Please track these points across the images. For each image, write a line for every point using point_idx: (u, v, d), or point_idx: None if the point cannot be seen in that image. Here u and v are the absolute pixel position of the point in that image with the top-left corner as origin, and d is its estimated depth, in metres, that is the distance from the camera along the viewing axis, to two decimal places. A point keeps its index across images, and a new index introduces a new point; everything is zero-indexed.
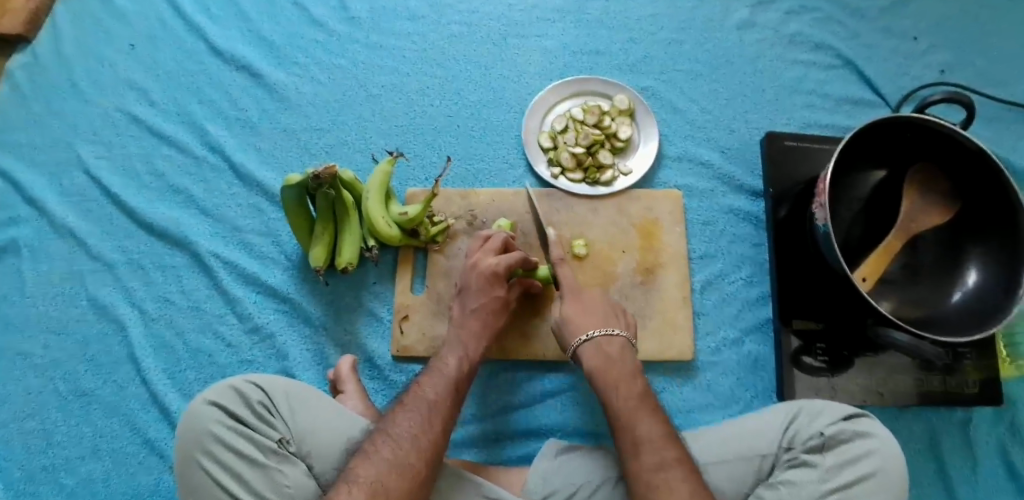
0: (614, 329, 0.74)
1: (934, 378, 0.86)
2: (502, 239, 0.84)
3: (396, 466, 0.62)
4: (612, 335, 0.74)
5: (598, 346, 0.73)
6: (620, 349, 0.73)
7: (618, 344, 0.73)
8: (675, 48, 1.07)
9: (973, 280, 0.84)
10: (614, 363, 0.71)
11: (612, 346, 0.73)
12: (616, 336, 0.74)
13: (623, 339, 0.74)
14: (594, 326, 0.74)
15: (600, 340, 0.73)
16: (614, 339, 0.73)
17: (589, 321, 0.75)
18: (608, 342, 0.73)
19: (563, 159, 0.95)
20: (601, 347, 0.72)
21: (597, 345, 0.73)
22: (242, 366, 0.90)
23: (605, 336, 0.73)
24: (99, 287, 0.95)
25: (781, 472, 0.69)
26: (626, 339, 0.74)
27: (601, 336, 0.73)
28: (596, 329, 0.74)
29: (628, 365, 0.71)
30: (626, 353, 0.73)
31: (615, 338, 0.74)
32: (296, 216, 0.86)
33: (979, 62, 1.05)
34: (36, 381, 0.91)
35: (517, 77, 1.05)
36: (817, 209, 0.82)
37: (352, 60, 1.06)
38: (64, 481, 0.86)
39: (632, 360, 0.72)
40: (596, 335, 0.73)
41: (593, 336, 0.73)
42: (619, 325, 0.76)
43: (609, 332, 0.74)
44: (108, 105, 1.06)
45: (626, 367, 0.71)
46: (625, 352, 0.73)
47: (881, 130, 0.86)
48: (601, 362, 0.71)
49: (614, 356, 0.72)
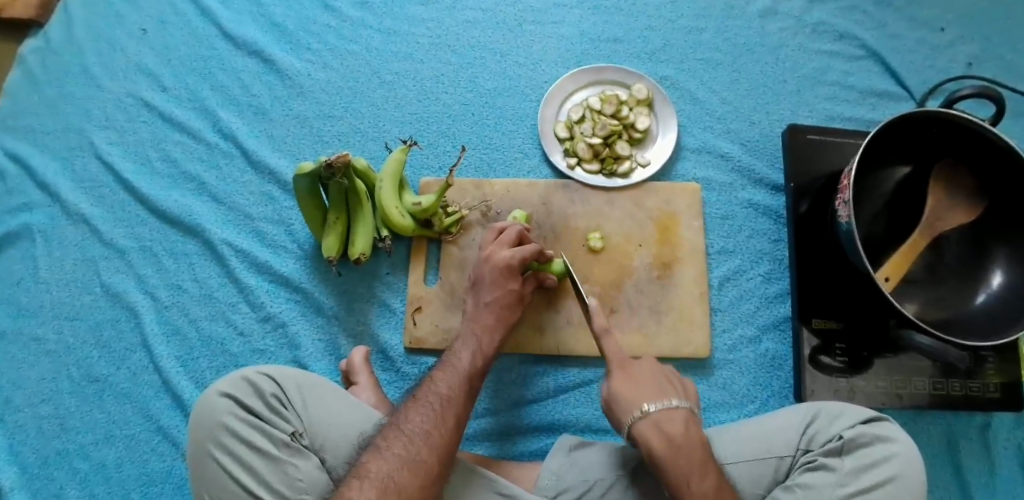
0: (672, 401, 0.66)
1: (956, 381, 0.84)
2: (518, 232, 0.82)
3: (408, 463, 0.61)
4: (671, 409, 0.66)
5: (655, 424, 0.65)
6: (683, 427, 0.65)
7: (681, 418, 0.65)
8: (696, 36, 1.04)
9: (999, 281, 0.82)
10: (680, 451, 0.63)
11: (674, 423, 0.65)
12: (675, 409, 0.66)
13: (685, 410, 0.66)
14: (650, 400, 0.67)
15: (658, 416, 0.65)
16: (676, 414, 0.65)
17: (644, 395, 0.67)
18: (670, 418, 0.65)
19: (580, 150, 0.94)
20: (659, 424, 0.65)
21: (655, 423, 0.65)
22: (255, 355, 0.90)
23: (665, 411, 0.66)
24: (111, 274, 0.95)
25: (797, 475, 0.68)
26: (688, 410, 0.67)
27: (660, 412, 0.65)
28: (654, 404, 0.66)
29: (695, 447, 0.63)
30: (692, 430, 0.65)
31: (675, 412, 0.66)
32: (309, 206, 0.85)
33: (1007, 55, 1.02)
34: (49, 367, 0.91)
35: (534, 64, 1.02)
36: (840, 206, 0.80)
37: (365, 46, 1.04)
38: (78, 467, 0.86)
39: (697, 434, 0.65)
40: (653, 411, 0.66)
41: (649, 411, 0.66)
42: (677, 394, 0.68)
43: (667, 405, 0.66)
44: (120, 90, 1.05)
45: (695, 452, 0.63)
46: (689, 427, 0.65)
47: (905, 125, 0.83)
48: (666, 449, 0.63)
49: (678, 436, 0.64)
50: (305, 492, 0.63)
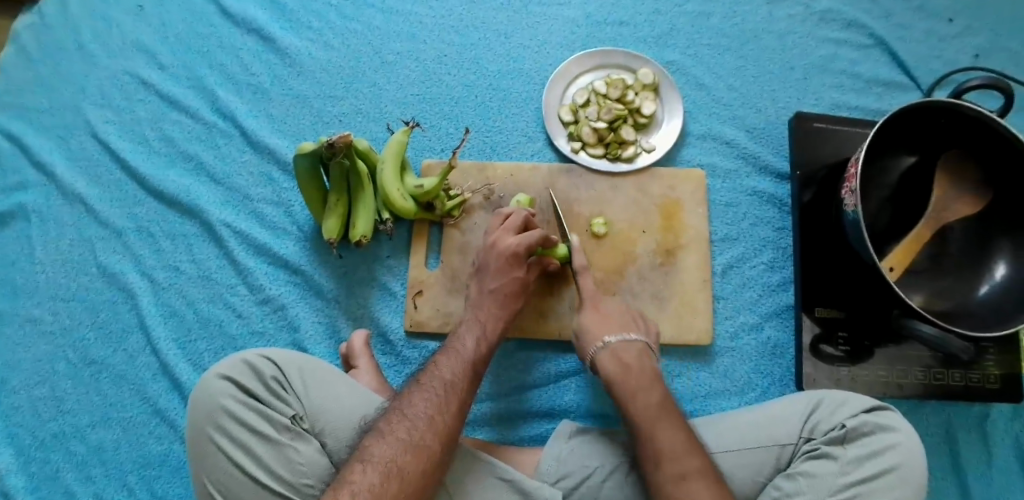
0: (631, 335, 0.75)
1: (956, 372, 0.84)
2: (522, 217, 0.81)
3: (411, 447, 0.60)
4: (628, 341, 0.75)
5: (614, 352, 0.74)
6: (637, 355, 0.73)
7: (635, 349, 0.74)
8: (703, 21, 1.02)
9: (1003, 273, 0.82)
10: (630, 372, 0.71)
11: (629, 352, 0.74)
12: (631, 341, 0.75)
13: (641, 343, 0.75)
14: (611, 333, 0.75)
15: (617, 346, 0.74)
16: (631, 345, 0.74)
17: (607, 329, 0.76)
18: (625, 348, 0.74)
19: (584, 134, 0.92)
20: (617, 354, 0.73)
21: (613, 352, 0.74)
22: (254, 337, 0.89)
23: (622, 342, 0.74)
24: (107, 255, 0.94)
25: (800, 463, 0.68)
26: (644, 344, 0.75)
27: (618, 343, 0.74)
28: (613, 335, 0.75)
29: (645, 370, 0.72)
30: (644, 359, 0.73)
31: (632, 343, 0.75)
32: (309, 187, 0.84)
33: (1016, 47, 1.01)
34: (45, 348, 0.90)
35: (538, 46, 1.01)
36: (848, 195, 0.80)
37: (367, 25, 1.02)
38: (75, 449, 0.86)
39: (649, 363, 0.73)
40: (612, 342, 0.74)
41: (609, 342, 0.74)
42: (636, 330, 0.77)
43: (624, 337, 0.75)
44: (116, 67, 1.03)
45: (645, 374, 0.71)
46: (642, 358, 0.73)
47: (914, 114, 0.82)
48: (618, 369, 0.72)
49: (631, 362, 0.72)
50: (306, 476, 0.63)
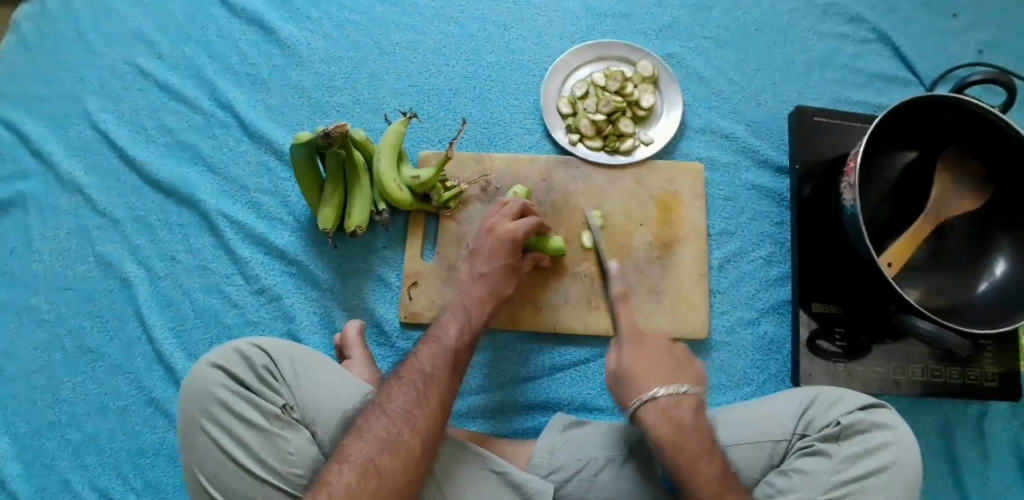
0: (683, 387, 0.66)
1: (954, 369, 0.83)
2: (518, 205, 0.81)
3: (388, 445, 0.60)
4: (682, 396, 0.65)
5: (666, 409, 0.64)
6: (693, 414, 0.65)
7: (690, 405, 0.65)
8: (704, 14, 1.02)
9: (1001, 270, 0.81)
10: (687, 437, 0.63)
11: (683, 410, 0.64)
12: (686, 396, 0.65)
13: (695, 396, 0.66)
14: (661, 384, 0.65)
15: (668, 403, 0.64)
16: (685, 401, 0.65)
17: (655, 379, 0.66)
18: (678, 406, 0.64)
19: (582, 126, 0.92)
20: (668, 412, 0.64)
21: (663, 408, 0.64)
22: (249, 327, 0.89)
23: (674, 398, 0.65)
24: (104, 244, 0.93)
25: (793, 460, 0.68)
26: (697, 396, 0.66)
27: (669, 397, 0.65)
28: (663, 388, 0.65)
29: (700, 433, 0.64)
30: (699, 418, 0.65)
31: (686, 398, 0.65)
32: (305, 177, 0.83)
33: (1020, 43, 1.00)
34: (41, 336, 0.90)
35: (537, 38, 1.00)
36: (846, 189, 0.79)
37: (366, 16, 1.02)
38: (71, 437, 0.86)
39: (703, 423, 0.65)
40: (663, 397, 0.64)
41: (659, 395, 0.65)
42: (687, 379, 0.67)
43: (678, 391, 0.65)
44: (115, 56, 1.03)
45: (701, 438, 0.63)
46: (697, 417, 0.65)
47: (914, 109, 0.81)
48: (673, 433, 0.63)
49: (685, 423, 0.64)
50: (296, 465, 0.63)
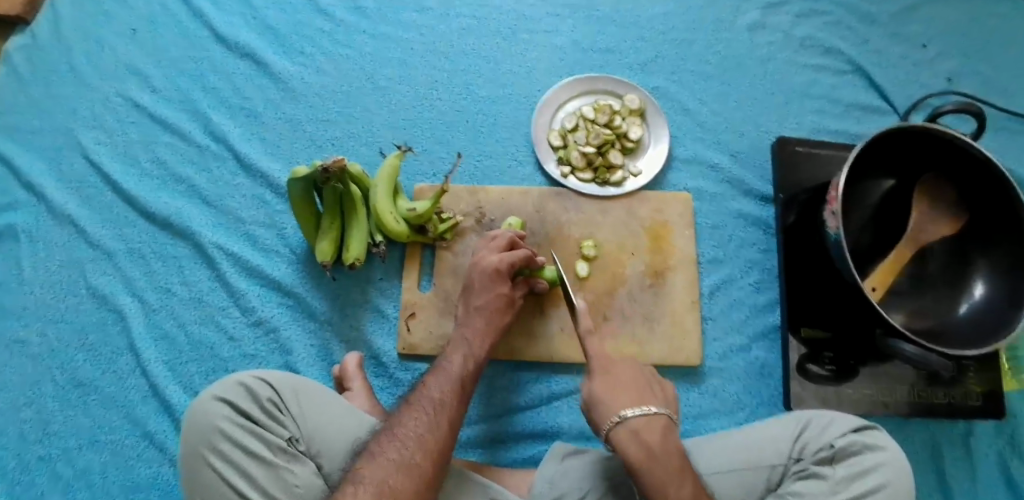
0: (601, 306, 0.76)
1: (938, 389, 0.86)
2: (509, 238, 0.83)
3: (403, 467, 0.61)
4: (599, 311, 0.75)
5: (586, 324, 0.74)
6: (605, 326, 0.74)
7: (604, 319, 0.75)
8: (687, 48, 1.06)
9: (980, 292, 0.84)
10: (658, 461, 0.62)
11: (596, 323, 0.74)
12: (655, 416, 0.66)
13: (664, 417, 0.66)
14: (585, 304, 0.76)
15: (588, 318, 0.74)
16: (599, 314, 0.75)
17: (579, 300, 0.77)
18: (649, 428, 0.64)
19: (573, 158, 0.95)
20: (639, 434, 0.64)
21: (585, 327, 0.74)
22: (245, 360, 0.89)
23: (591, 312, 0.75)
24: (98, 277, 0.94)
25: (790, 484, 0.69)
26: (665, 416, 0.67)
27: (588, 313, 0.75)
28: (584, 305, 0.75)
29: (612, 341, 0.73)
30: (670, 439, 0.65)
31: (655, 419, 0.65)
32: (302, 210, 0.85)
33: (987, 71, 1.05)
34: (31, 371, 0.89)
35: (528, 73, 1.04)
36: (829, 217, 0.82)
37: (359, 51, 1.05)
38: (61, 474, 0.84)
39: (618, 335, 0.74)
40: (583, 313, 0.75)
41: (581, 311, 0.75)
42: None
43: (646, 412, 0.66)
44: (109, 90, 1.04)
45: (613, 346, 0.72)
46: (667, 439, 0.65)
47: (890, 140, 0.85)
48: (644, 458, 0.63)
49: (597, 333, 0.73)
50: (302, 498, 0.63)
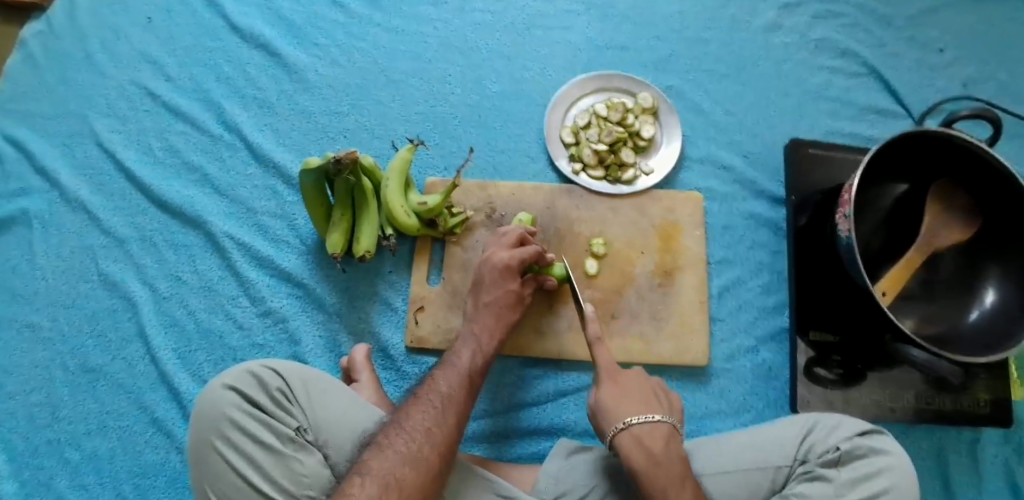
0: (655, 415, 0.67)
1: (947, 397, 0.86)
2: (519, 234, 0.83)
3: (409, 460, 0.61)
4: (653, 424, 0.66)
5: (638, 439, 0.65)
6: (665, 442, 0.65)
7: (663, 434, 0.66)
8: (702, 48, 1.05)
9: (992, 299, 0.83)
10: (659, 465, 0.63)
11: (656, 440, 0.65)
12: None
13: (667, 426, 0.67)
14: (634, 413, 0.67)
15: (640, 430, 0.66)
16: (657, 429, 0.66)
17: (629, 408, 0.68)
18: (650, 433, 0.65)
19: (585, 155, 0.95)
20: (607, 368, 0.72)
21: (634, 435, 0.65)
22: (254, 349, 0.90)
23: (646, 426, 0.66)
24: (109, 263, 0.94)
25: (795, 485, 0.69)
26: (641, 361, 0.73)
27: (641, 426, 0.66)
28: (635, 417, 0.67)
29: (676, 464, 0.64)
30: (637, 374, 0.72)
31: (657, 427, 0.66)
32: (313, 202, 0.85)
33: (1005, 77, 1.04)
34: (42, 355, 0.90)
35: (541, 69, 1.03)
36: (841, 221, 0.82)
37: (374, 44, 1.05)
38: (70, 457, 0.85)
39: (677, 452, 0.65)
40: (635, 425, 0.66)
41: (631, 424, 0.66)
42: (660, 409, 0.68)
43: (619, 352, 0.73)
44: (124, 77, 1.04)
45: (674, 468, 0.63)
46: (634, 371, 0.72)
47: (905, 144, 0.84)
48: (642, 458, 0.64)
49: (657, 453, 0.64)
50: (309, 487, 0.64)
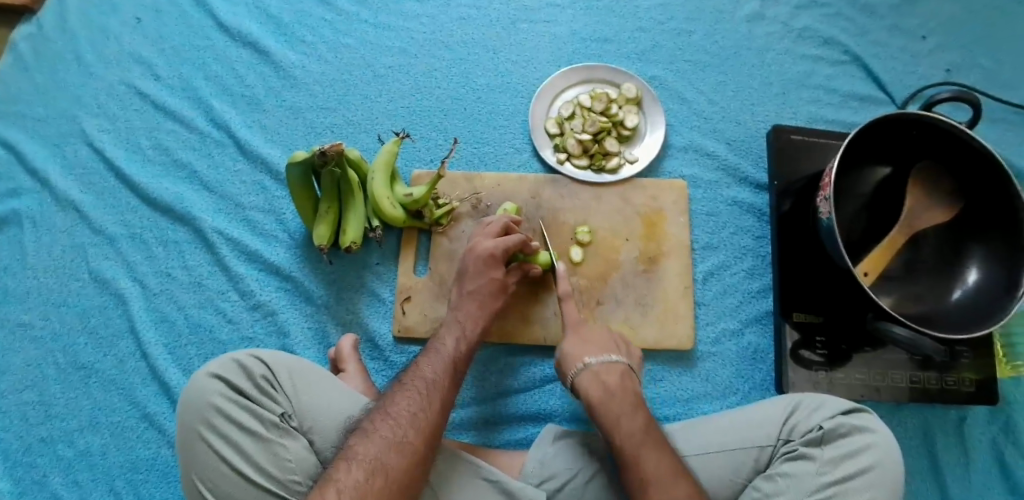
0: (613, 356, 0.75)
1: (932, 376, 0.86)
2: (502, 223, 0.84)
3: (394, 444, 0.62)
4: (611, 362, 0.74)
5: (596, 374, 0.73)
6: (619, 376, 0.73)
7: (618, 371, 0.73)
8: (684, 38, 1.06)
9: (974, 278, 0.84)
10: (614, 395, 0.71)
11: (610, 374, 0.73)
12: (615, 363, 0.74)
13: (623, 365, 0.74)
14: (592, 355, 0.75)
15: (598, 368, 0.73)
16: (612, 367, 0.74)
17: (588, 351, 0.76)
18: (606, 369, 0.73)
19: (569, 145, 0.95)
20: (599, 377, 0.73)
21: (594, 373, 0.73)
22: (243, 343, 0.90)
23: (603, 364, 0.74)
24: (100, 261, 0.95)
25: (779, 465, 0.69)
26: (626, 365, 0.75)
27: (599, 364, 0.74)
28: (594, 357, 0.75)
29: (629, 392, 0.71)
30: (626, 382, 0.73)
31: (614, 365, 0.74)
32: (300, 195, 0.86)
33: (986, 62, 1.05)
34: (34, 353, 0.91)
35: (526, 62, 1.04)
36: (822, 203, 0.82)
37: (360, 40, 1.06)
38: (62, 453, 0.86)
39: (631, 384, 0.73)
40: (593, 364, 0.74)
41: (591, 364, 0.74)
42: (617, 352, 0.76)
43: (607, 360, 0.74)
44: (113, 78, 1.05)
45: (628, 396, 0.71)
46: (624, 380, 0.73)
47: (885, 127, 0.85)
48: (600, 391, 0.71)
49: (612, 384, 0.72)
50: (294, 472, 0.64)
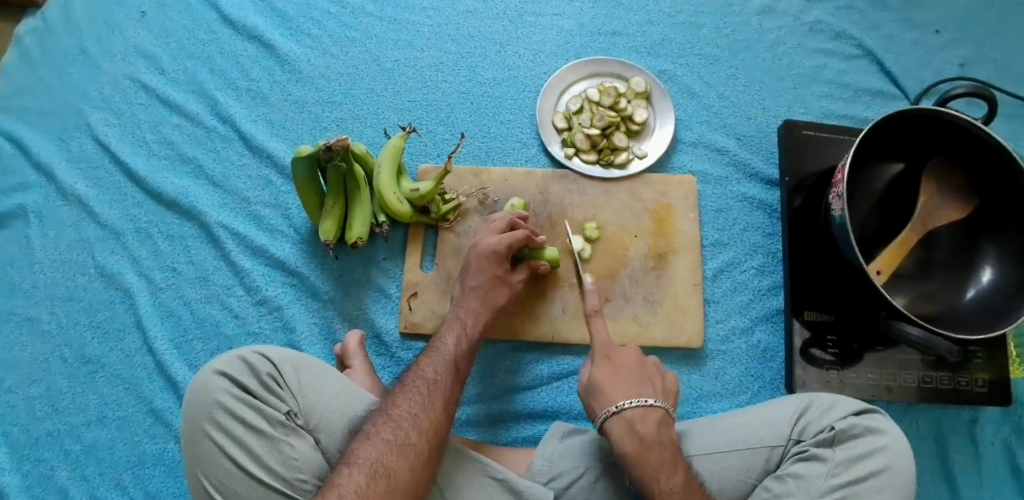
0: (649, 400, 0.69)
1: (945, 375, 0.85)
2: (508, 220, 0.83)
3: (396, 447, 0.61)
4: (647, 408, 0.68)
5: (629, 422, 0.67)
6: (656, 427, 0.67)
7: (654, 419, 0.67)
8: (694, 31, 1.05)
9: (989, 278, 0.83)
10: (649, 450, 0.65)
11: (646, 424, 0.67)
12: (651, 408, 0.68)
13: (660, 410, 0.68)
14: (626, 397, 0.69)
15: (633, 415, 0.67)
16: (649, 414, 0.68)
17: (621, 392, 0.70)
18: (641, 417, 0.67)
19: (578, 140, 0.95)
20: (632, 424, 0.67)
21: (626, 419, 0.67)
22: (249, 338, 0.90)
23: (639, 410, 0.68)
24: (106, 255, 0.95)
25: (789, 465, 0.69)
26: (664, 410, 0.69)
27: (633, 410, 0.68)
28: (627, 400, 0.68)
29: (665, 446, 0.66)
30: (663, 432, 0.67)
31: (650, 411, 0.68)
32: (305, 190, 0.85)
33: (1000, 57, 1.03)
34: (41, 347, 0.91)
35: (533, 56, 1.03)
36: (835, 200, 0.81)
37: (366, 33, 1.05)
38: (69, 448, 0.86)
39: (668, 435, 0.67)
40: (626, 409, 0.68)
41: (624, 408, 0.68)
42: (653, 393, 0.70)
43: (643, 403, 0.68)
44: (118, 71, 1.05)
45: (664, 450, 0.66)
46: (660, 430, 0.67)
47: (898, 122, 0.84)
48: (634, 445, 0.66)
49: (647, 436, 0.66)
50: (301, 470, 0.64)
